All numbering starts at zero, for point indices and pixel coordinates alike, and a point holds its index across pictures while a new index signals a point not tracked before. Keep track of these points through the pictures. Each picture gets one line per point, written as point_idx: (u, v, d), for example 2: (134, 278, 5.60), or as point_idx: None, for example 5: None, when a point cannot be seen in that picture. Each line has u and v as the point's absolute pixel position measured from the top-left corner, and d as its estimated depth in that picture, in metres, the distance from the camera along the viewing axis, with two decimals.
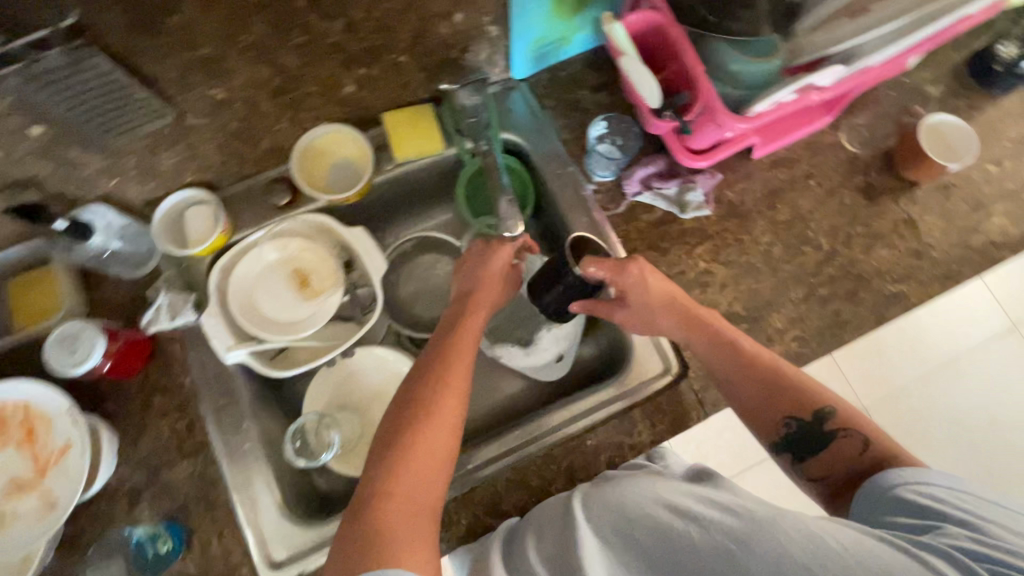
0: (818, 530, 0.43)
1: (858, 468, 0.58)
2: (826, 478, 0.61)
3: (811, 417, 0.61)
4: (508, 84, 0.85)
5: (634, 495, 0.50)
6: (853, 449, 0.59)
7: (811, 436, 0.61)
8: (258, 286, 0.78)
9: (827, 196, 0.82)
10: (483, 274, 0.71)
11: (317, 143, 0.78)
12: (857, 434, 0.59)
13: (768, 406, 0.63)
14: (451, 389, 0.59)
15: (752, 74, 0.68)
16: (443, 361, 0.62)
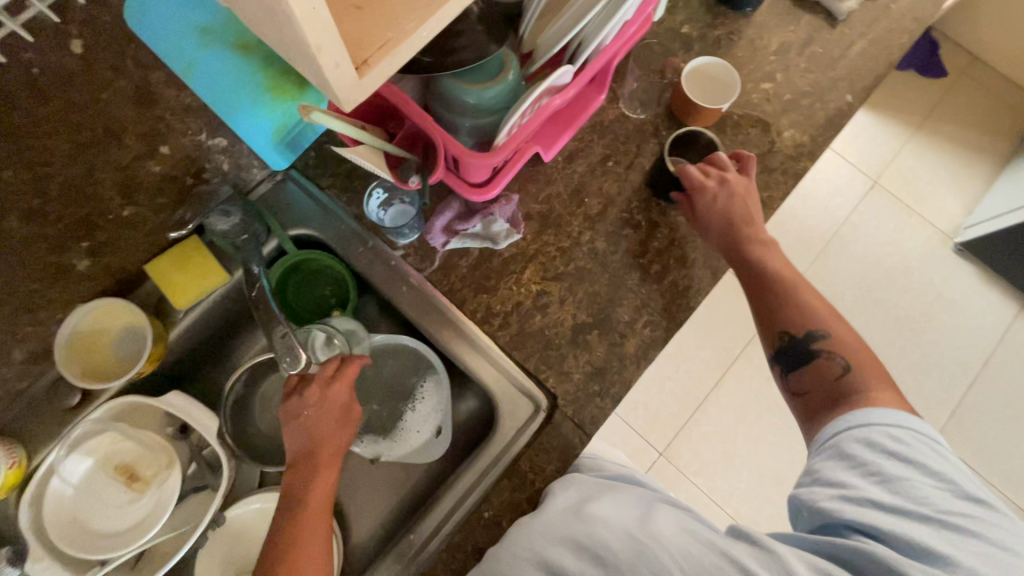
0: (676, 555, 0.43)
1: (832, 387, 0.63)
2: (803, 395, 0.66)
3: (803, 336, 0.67)
4: (276, 178, 0.79)
5: (518, 569, 0.48)
6: (832, 372, 0.64)
7: (797, 351, 0.67)
8: (82, 503, 0.69)
9: (628, 172, 0.81)
10: (323, 414, 0.65)
11: (84, 327, 0.70)
12: (840, 359, 0.64)
13: (777, 320, 0.69)
14: (310, 560, 0.56)
15: (490, 99, 0.65)
16: (294, 527, 0.58)
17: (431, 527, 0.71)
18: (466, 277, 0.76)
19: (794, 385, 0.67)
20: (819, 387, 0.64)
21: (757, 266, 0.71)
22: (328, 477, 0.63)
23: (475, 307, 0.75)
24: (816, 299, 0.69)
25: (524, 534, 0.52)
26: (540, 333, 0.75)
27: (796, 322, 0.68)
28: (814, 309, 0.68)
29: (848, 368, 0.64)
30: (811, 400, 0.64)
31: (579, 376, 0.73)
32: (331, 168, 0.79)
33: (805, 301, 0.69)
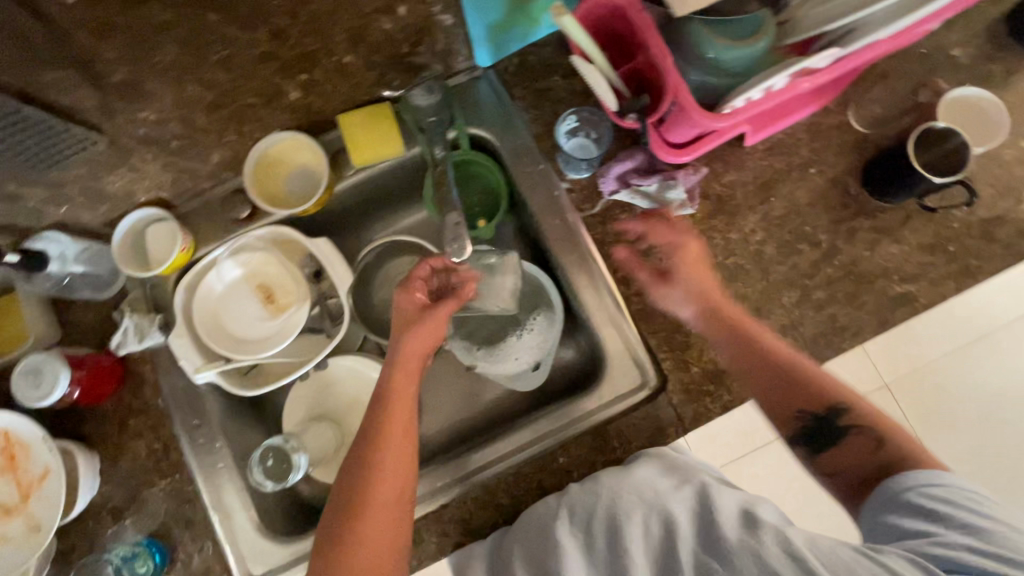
0: (776, 536, 0.48)
1: (872, 463, 0.58)
2: (835, 475, 0.61)
3: (822, 412, 0.62)
4: (473, 74, 0.79)
5: (625, 496, 0.59)
6: (866, 447, 0.60)
7: (824, 428, 0.62)
8: (225, 303, 0.77)
9: (828, 186, 0.74)
10: (421, 324, 0.65)
11: (272, 152, 0.75)
12: (870, 432, 0.60)
13: (778, 407, 0.64)
14: (398, 443, 0.61)
15: (735, 60, 0.59)
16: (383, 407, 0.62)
17: (490, 458, 0.72)
18: (620, 233, 0.74)
19: (826, 463, 0.62)
20: (855, 467, 0.60)
21: (736, 348, 0.65)
22: (413, 352, 0.65)
23: (619, 265, 0.74)
24: (794, 382, 0.63)
25: (636, 472, 0.61)
26: (673, 314, 0.72)
27: (798, 401, 0.63)
28: (829, 385, 0.63)
29: (938, 440, 0.58)
30: (850, 479, 0.60)
31: (698, 371, 0.70)
32: (528, 81, 0.77)
33: (806, 380, 0.63)
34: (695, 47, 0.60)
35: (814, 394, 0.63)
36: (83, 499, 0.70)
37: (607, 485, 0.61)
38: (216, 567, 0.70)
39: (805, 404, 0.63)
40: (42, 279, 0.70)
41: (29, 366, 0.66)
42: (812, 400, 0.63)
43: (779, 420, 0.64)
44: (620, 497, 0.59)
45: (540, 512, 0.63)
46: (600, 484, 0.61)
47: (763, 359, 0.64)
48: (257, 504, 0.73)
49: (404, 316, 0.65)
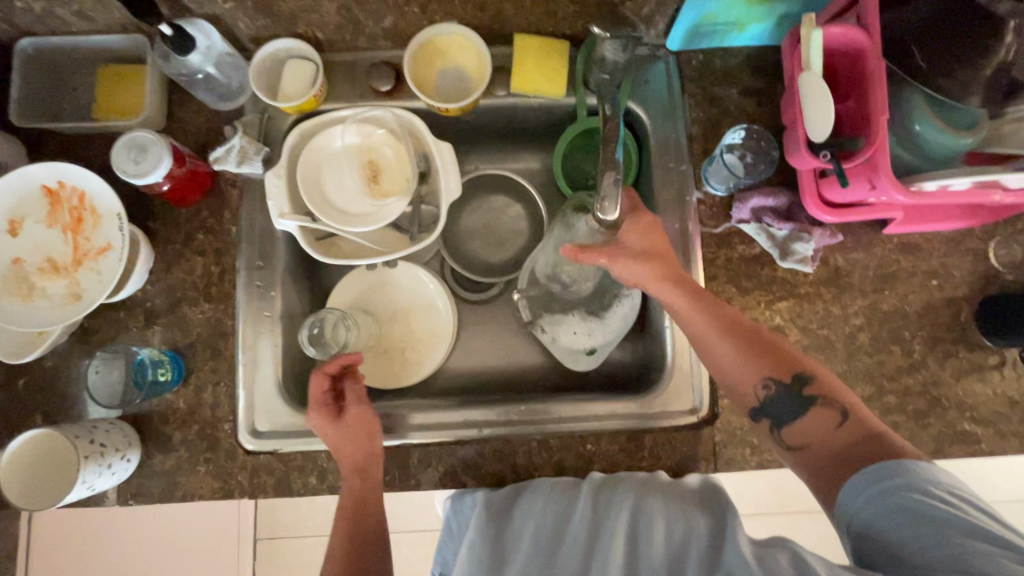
0: (789, 554, 0.48)
1: (837, 440, 0.55)
2: (802, 450, 0.58)
3: (788, 380, 0.59)
4: (655, 52, 0.77)
5: (652, 509, 0.56)
6: (830, 420, 0.57)
7: (787, 400, 0.59)
8: (329, 164, 0.74)
9: (942, 303, 0.73)
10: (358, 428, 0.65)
11: (437, 42, 0.73)
12: (836, 405, 0.57)
13: (746, 372, 0.61)
14: (374, 514, 0.64)
15: (939, 145, 0.59)
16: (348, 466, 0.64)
17: (421, 424, 0.71)
18: (731, 262, 0.73)
19: (790, 438, 0.59)
20: (820, 440, 0.57)
21: (684, 304, 0.63)
22: (362, 420, 0.66)
23: (717, 291, 0.73)
24: (732, 338, 0.61)
25: (656, 486, 0.61)
26: None
27: (762, 366, 0.60)
28: (787, 352, 0.61)
29: (847, 415, 0.56)
30: (818, 455, 0.56)
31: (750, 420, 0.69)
32: (704, 81, 0.76)
33: (750, 349, 0.61)
34: (906, 115, 0.60)
35: (755, 351, 0.61)
36: (129, 289, 0.68)
37: (626, 492, 0.60)
38: (223, 406, 0.69)
39: (770, 370, 0.60)
40: (177, 64, 0.67)
41: (136, 139, 0.64)
42: (773, 365, 0.60)
43: (747, 389, 0.61)
44: (638, 500, 0.58)
45: (539, 501, 0.61)
46: (616, 488, 0.61)
47: (706, 311, 0.62)
48: (283, 364, 0.72)
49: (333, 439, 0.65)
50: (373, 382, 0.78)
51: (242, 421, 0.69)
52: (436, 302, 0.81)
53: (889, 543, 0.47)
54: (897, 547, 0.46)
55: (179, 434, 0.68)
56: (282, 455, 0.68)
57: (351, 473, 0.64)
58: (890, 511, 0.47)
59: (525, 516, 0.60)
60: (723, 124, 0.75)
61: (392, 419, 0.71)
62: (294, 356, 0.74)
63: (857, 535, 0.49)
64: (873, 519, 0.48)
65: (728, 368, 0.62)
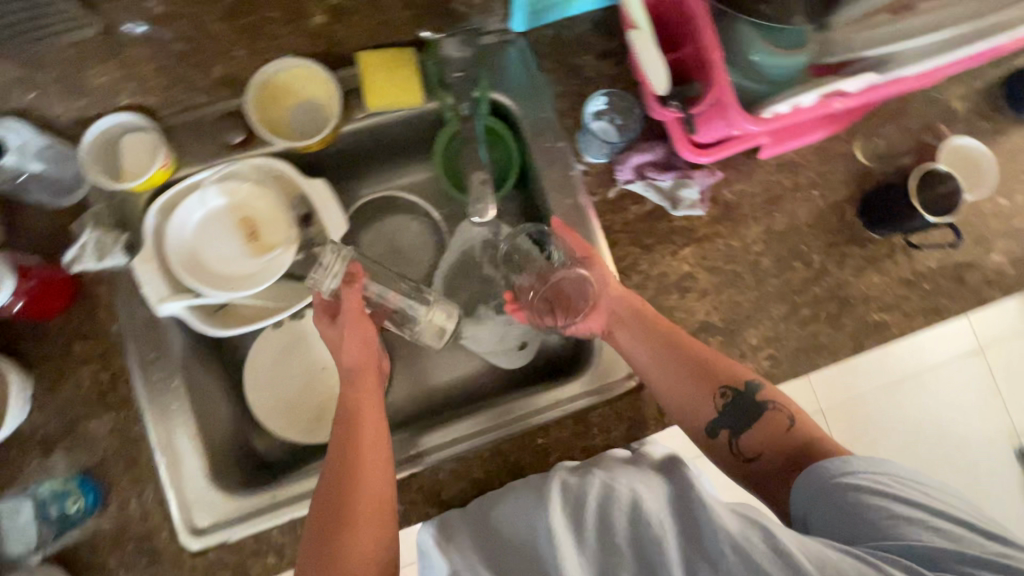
0: (764, 533, 0.46)
1: (790, 444, 0.60)
2: (758, 458, 0.61)
3: (740, 389, 0.63)
4: (504, 38, 0.75)
5: (622, 488, 0.52)
6: (779, 424, 0.61)
7: (739, 408, 0.63)
8: (201, 234, 0.70)
9: (828, 210, 0.77)
10: (350, 338, 0.70)
11: (278, 79, 0.69)
12: (785, 410, 0.61)
13: (699, 391, 0.64)
14: (376, 443, 0.63)
15: (777, 68, 0.61)
16: (355, 438, 0.62)
17: (438, 442, 0.70)
18: (628, 224, 0.74)
19: (744, 447, 0.62)
20: (772, 446, 0.60)
21: (645, 343, 0.67)
22: (370, 400, 0.67)
23: (623, 255, 0.74)
24: (694, 372, 0.64)
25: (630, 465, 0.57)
26: (668, 311, 0.73)
27: (711, 380, 0.64)
28: (726, 365, 0.65)
29: (794, 421, 0.61)
30: (769, 459, 0.60)
31: None
32: (560, 55, 0.76)
33: (698, 369, 0.64)
34: (742, 47, 0.61)
35: (699, 381, 0.64)
36: (11, 423, 0.62)
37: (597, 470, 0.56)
38: (155, 515, 0.64)
39: (724, 381, 0.64)
40: None
41: None
42: (721, 376, 0.64)
43: (706, 400, 0.64)
44: (612, 479, 0.53)
45: (511, 502, 0.56)
46: (588, 470, 0.56)
47: (656, 340, 0.66)
48: (208, 453, 0.67)
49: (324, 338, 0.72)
50: (320, 438, 0.77)
51: (179, 523, 0.64)
52: None
53: (844, 535, 0.50)
54: (855, 532, 0.49)
55: (114, 558, 0.63)
56: (231, 546, 0.64)
57: (344, 444, 0.62)
58: (831, 505, 0.51)
59: (501, 519, 0.55)
60: (587, 92, 0.75)
61: (423, 443, 0.70)
62: (219, 443, 0.70)
63: (821, 531, 0.51)
64: (832, 516, 0.51)
65: (684, 385, 0.64)
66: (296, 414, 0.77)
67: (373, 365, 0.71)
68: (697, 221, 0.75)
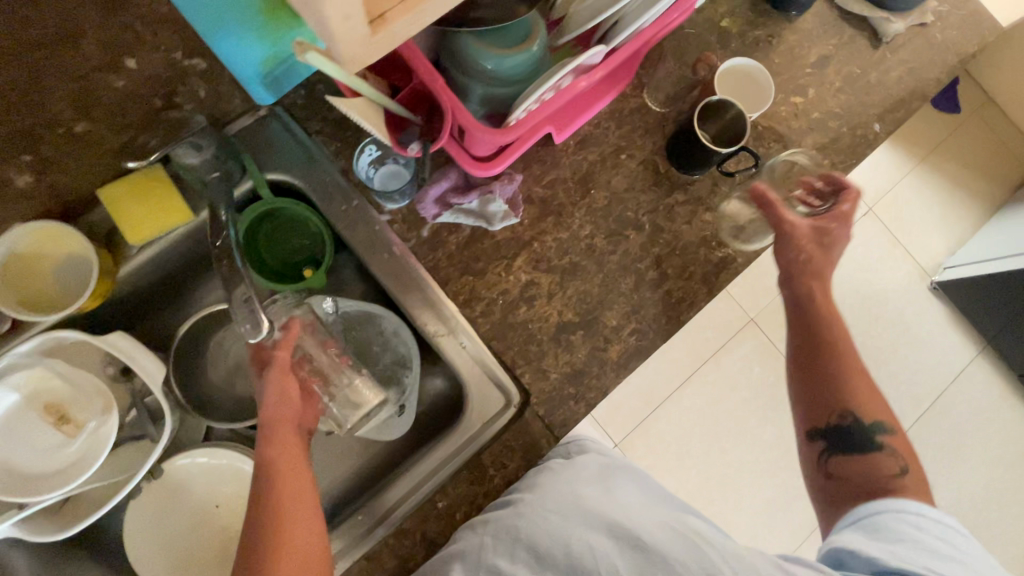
0: (701, 552, 0.49)
1: (880, 479, 0.61)
2: (840, 480, 0.63)
3: (869, 422, 0.64)
4: (257, 114, 0.71)
5: (566, 514, 0.54)
6: (889, 469, 0.62)
7: (858, 436, 0.64)
8: (5, 441, 0.63)
9: (640, 168, 0.76)
10: (278, 400, 0.60)
11: (21, 251, 0.62)
12: (901, 458, 0.62)
13: (824, 403, 0.66)
14: (302, 498, 0.55)
15: (513, 67, 0.58)
16: (274, 522, 0.52)
17: (403, 493, 0.69)
18: (453, 256, 0.71)
19: (832, 468, 0.64)
20: (861, 478, 0.62)
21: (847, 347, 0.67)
22: (293, 475, 0.56)
23: (459, 288, 0.71)
24: (857, 374, 0.66)
25: (567, 484, 0.58)
26: (522, 326, 0.71)
27: (848, 394, 0.65)
28: (850, 387, 0.66)
29: (904, 472, 0.62)
30: (843, 489, 0.63)
31: (557, 376, 0.70)
32: (322, 112, 0.72)
33: (839, 374, 0.66)
34: (473, 59, 0.58)
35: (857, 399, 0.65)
36: None
37: (544, 493, 0.57)
38: None
39: (846, 400, 0.65)
40: None
41: None
42: (856, 399, 0.65)
43: (827, 410, 0.65)
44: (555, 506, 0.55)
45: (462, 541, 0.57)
46: (537, 492, 0.58)
47: (802, 353, 0.68)
48: None
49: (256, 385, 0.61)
50: None
51: None
52: (231, 470, 0.74)
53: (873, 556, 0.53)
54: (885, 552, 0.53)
55: None
56: None
57: (262, 505, 0.53)
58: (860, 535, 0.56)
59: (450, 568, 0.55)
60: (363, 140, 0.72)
61: (389, 497, 0.69)
62: None
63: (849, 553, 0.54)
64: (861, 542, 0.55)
65: (798, 391, 0.68)
66: (195, 571, 0.72)
67: (304, 423, 0.62)
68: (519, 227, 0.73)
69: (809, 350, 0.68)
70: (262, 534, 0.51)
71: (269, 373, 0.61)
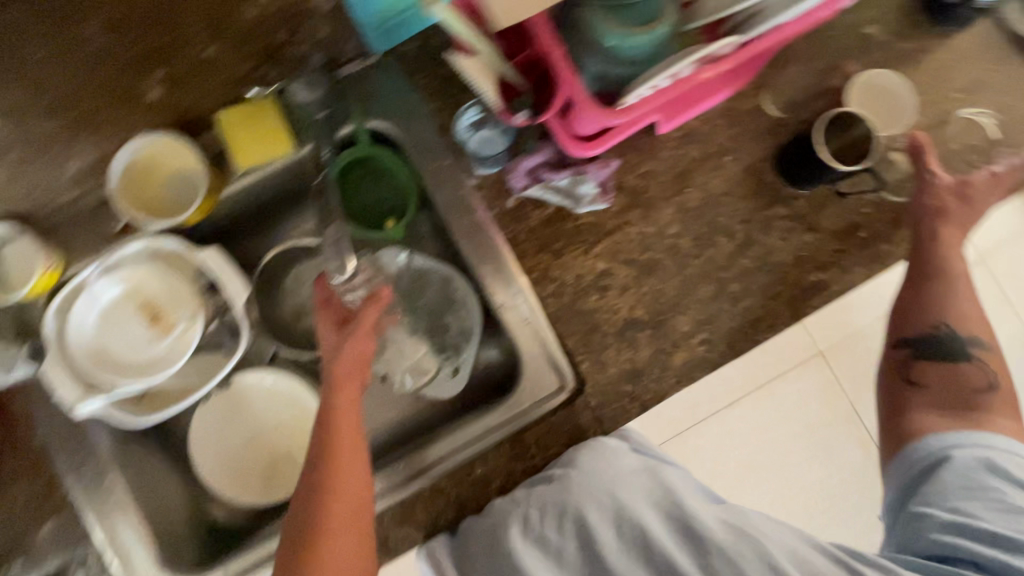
0: (753, 544, 0.50)
1: (962, 388, 0.63)
2: (923, 386, 0.64)
3: (958, 331, 0.65)
4: (367, 61, 0.71)
5: (614, 495, 0.55)
6: (979, 377, 0.63)
7: (943, 348, 0.64)
8: (106, 328, 0.69)
9: (743, 174, 0.72)
10: (348, 348, 0.61)
11: (141, 159, 0.67)
12: (989, 374, 0.64)
13: (920, 313, 0.66)
14: (357, 452, 0.57)
15: (634, 47, 0.55)
16: (331, 466, 0.56)
17: (443, 451, 0.70)
18: (533, 231, 0.70)
19: (915, 372, 0.65)
20: (947, 385, 0.63)
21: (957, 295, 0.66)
22: (347, 419, 0.58)
23: (534, 265, 0.70)
24: (967, 307, 0.66)
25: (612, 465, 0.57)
26: (589, 314, 0.70)
27: (940, 311, 0.65)
28: (948, 303, 0.66)
29: (991, 385, 0.63)
30: (933, 393, 0.63)
31: (615, 371, 0.69)
32: (429, 67, 0.72)
33: (931, 297, 0.66)
34: (592, 33, 0.56)
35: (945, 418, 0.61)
36: None
37: (586, 465, 0.58)
38: None
39: (940, 315, 0.65)
40: None
41: None
42: (951, 317, 0.65)
43: (923, 329, 0.66)
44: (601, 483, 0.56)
45: (501, 511, 0.59)
46: (577, 466, 0.58)
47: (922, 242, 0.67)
48: (156, 541, 0.68)
49: (319, 328, 0.63)
50: (274, 497, 0.77)
51: None
52: (294, 395, 0.79)
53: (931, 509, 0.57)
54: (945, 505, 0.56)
55: None
56: None
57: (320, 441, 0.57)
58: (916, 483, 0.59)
59: (493, 535, 0.56)
60: (465, 101, 0.72)
61: (431, 453, 0.70)
62: (170, 525, 0.71)
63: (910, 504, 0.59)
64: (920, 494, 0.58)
65: (893, 316, 0.68)
66: (245, 479, 0.78)
67: (365, 364, 0.63)
68: (605, 215, 0.71)
69: (921, 266, 0.67)
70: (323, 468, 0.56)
71: (349, 330, 0.62)
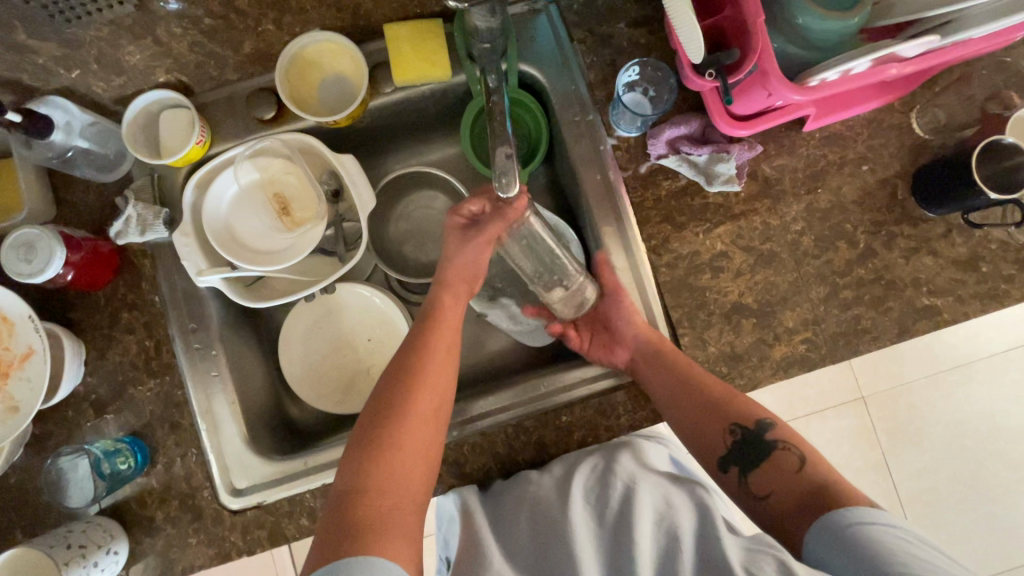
0: (774, 560, 0.47)
1: (796, 478, 0.58)
2: (767, 497, 0.59)
3: (753, 425, 0.62)
4: (534, 6, 0.74)
5: (646, 496, 0.56)
6: (791, 464, 0.59)
7: (753, 445, 0.62)
8: (237, 210, 0.72)
9: (877, 186, 0.72)
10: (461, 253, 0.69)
11: (307, 54, 0.69)
12: (795, 449, 0.60)
13: (707, 428, 0.64)
14: (445, 370, 0.62)
15: (824, 32, 0.56)
16: (419, 371, 0.61)
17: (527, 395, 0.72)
18: (660, 200, 0.71)
19: (755, 486, 0.60)
20: (781, 486, 0.58)
21: (681, 405, 0.64)
22: (447, 336, 0.65)
23: (655, 233, 0.71)
24: (690, 404, 0.64)
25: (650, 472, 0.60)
26: (699, 292, 0.70)
27: (730, 411, 0.63)
28: (712, 404, 0.64)
29: (803, 460, 0.59)
30: (781, 500, 0.58)
31: (714, 351, 0.70)
32: (591, 23, 0.73)
33: (705, 406, 0.64)
34: (787, 10, 0.57)
35: (702, 416, 0.64)
36: (67, 386, 0.67)
37: (624, 467, 0.61)
38: (198, 476, 0.67)
39: (733, 419, 0.63)
40: (42, 148, 0.65)
41: (22, 238, 0.63)
42: (714, 417, 0.63)
43: (713, 434, 0.63)
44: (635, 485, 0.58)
45: (538, 491, 0.62)
46: (615, 466, 0.61)
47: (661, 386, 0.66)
48: (245, 420, 0.71)
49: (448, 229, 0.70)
50: (351, 407, 0.78)
51: (221, 484, 0.67)
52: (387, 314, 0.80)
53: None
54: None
55: (161, 513, 0.67)
56: (269, 506, 0.67)
57: (409, 349, 0.63)
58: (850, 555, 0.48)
59: (528, 516, 0.60)
60: (620, 61, 0.73)
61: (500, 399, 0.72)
62: (256, 409, 0.73)
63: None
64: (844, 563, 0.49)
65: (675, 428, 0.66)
66: (326, 385, 0.79)
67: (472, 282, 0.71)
68: (733, 199, 0.71)
69: (707, 406, 0.64)
70: (408, 371, 0.61)
71: (472, 232, 0.69)
